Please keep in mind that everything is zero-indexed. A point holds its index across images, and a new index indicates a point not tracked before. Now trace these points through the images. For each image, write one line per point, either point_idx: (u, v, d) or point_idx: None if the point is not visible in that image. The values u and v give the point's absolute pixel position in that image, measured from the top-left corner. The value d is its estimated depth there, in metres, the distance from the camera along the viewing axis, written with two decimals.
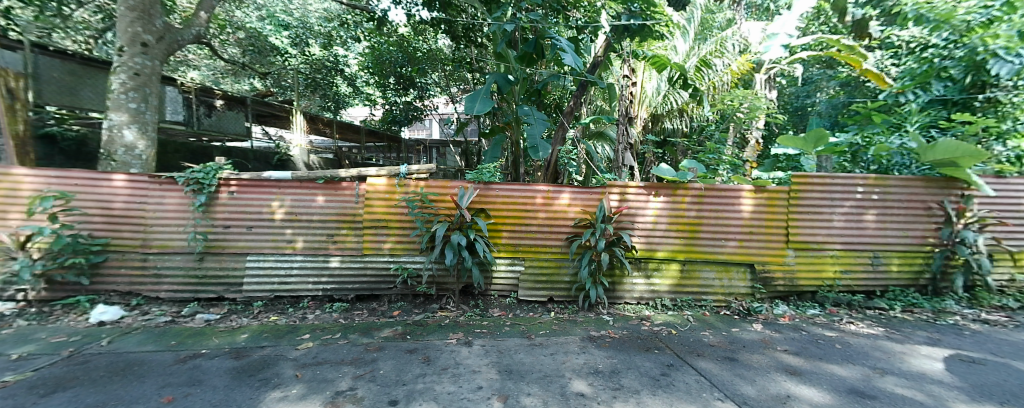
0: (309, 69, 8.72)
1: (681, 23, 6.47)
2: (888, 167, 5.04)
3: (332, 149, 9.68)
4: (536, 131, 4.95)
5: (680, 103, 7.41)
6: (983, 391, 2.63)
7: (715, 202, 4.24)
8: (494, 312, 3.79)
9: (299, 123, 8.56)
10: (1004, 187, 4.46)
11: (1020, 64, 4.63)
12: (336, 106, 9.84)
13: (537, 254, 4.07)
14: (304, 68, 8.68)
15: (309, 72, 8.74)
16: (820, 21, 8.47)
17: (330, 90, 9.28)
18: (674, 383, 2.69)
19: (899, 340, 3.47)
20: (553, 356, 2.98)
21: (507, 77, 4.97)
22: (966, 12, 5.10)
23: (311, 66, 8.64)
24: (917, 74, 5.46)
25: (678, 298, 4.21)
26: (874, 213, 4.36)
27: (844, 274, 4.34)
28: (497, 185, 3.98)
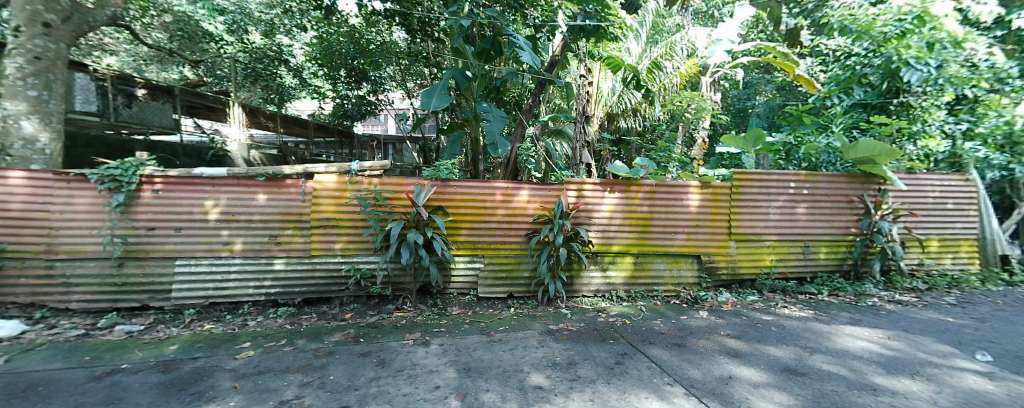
0: (248, 57, 8.22)
1: (634, 26, 6.76)
2: (817, 165, 5.50)
3: (277, 144, 9.09)
4: (495, 128, 4.89)
5: (634, 103, 7.65)
6: (897, 363, 2.92)
7: (665, 197, 4.41)
8: (453, 311, 3.73)
9: (237, 116, 8.03)
10: (914, 182, 4.97)
11: (927, 72, 5.21)
12: (281, 99, 9.34)
13: (496, 251, 4.04)
14: (242, 56, 8.17)
15: (248, 61, 8.25)
16: (759, 29, 9.03)
17: (273, 82, 8.82)
18: (627, 371, 2.77)
19: (827, 321, 3.77)
20: (512, 351, 2.97)
21: (465, 73, 4.86)
22: (883, 24, 5.62)
23: (250, 55, 8.14)
24: (842, 79, 6.02)
25: (632, 290, 4.35)
26: (805, 207, 4.71)
27: (779, 262, 4.67)
28: (455, 182, 3.91)
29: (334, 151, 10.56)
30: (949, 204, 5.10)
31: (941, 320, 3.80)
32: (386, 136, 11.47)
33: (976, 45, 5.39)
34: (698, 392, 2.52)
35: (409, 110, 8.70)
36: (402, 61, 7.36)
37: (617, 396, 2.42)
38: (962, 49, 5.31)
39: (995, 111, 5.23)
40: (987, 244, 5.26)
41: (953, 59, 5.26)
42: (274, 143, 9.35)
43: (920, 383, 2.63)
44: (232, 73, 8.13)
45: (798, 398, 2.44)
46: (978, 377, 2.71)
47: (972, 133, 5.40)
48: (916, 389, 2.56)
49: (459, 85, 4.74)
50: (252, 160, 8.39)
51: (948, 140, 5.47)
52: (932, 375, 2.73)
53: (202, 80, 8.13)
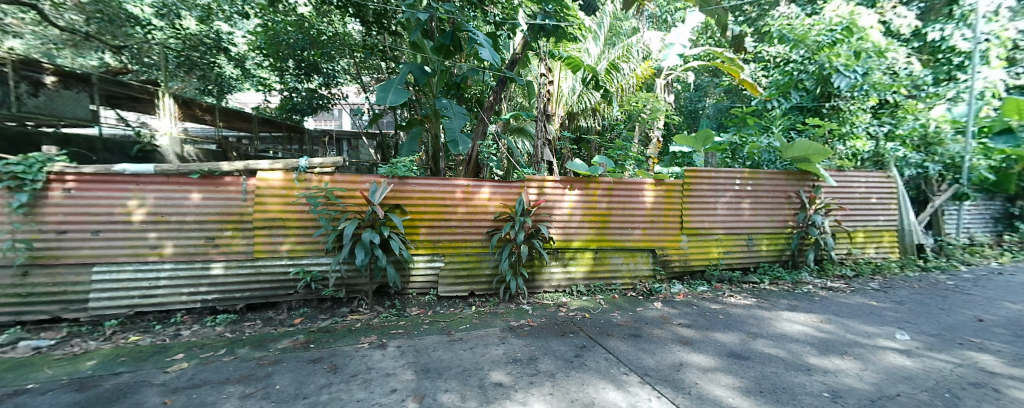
0: (180, 45, 7.56)
1: (592, 27, 6.90)
2: (759, 163, 5.86)
3: (216, 139, 8.48)
4: (456, 124, 4.81)
5: (593, 103, 7.79)
6: (830, 344, 3.15)
7: (623, 194, 4.52)
8: (411, 312, 3.62)
9: (168, 108, 7.43)
10: (844, 179, 5.40)
11: (854, 79, 5.68)
12: (221, 90, 8.71)
13: (457, 249, 3.97)
14: (173, 43, 7.52)
15: (180, 49, 7.60)
16: (708, 35, 9.44)
17: (211, 72, 8.25)
18: (586, 363, 2.81)
19: (768, 308, 4.02)
20: (472, 350, 2.93)
21: (423, 68, 4.67)
22: (817, 34, 6.06)
23: (184, 43, 7.49)
24: (781, 84, 6.47)
25: (591, 284, 4.42)
26: (748, 202, 5.00)
27: (725, 254, 4.93)
28: (413, 179, 3.79)
29: (283, 147, 10.00)
30: (873, 199, 5.58)
31: (866, 304, 4.14)
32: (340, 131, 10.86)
33: (896, 55, 5.94)
34: (652, 379, 2.59)
35: (364, 105, 8.38)
36: (357, 54, 7.06)
37: (576, 388, 2.45)
38: (884, 58, 5.83)
39: (912, 114, 6.00)
40: (904, 234, 5.80)
41: (877, 67, 5.75)
42: (212, 137, 8.73)
43: (848, 361, 2.85)
44: (163, 61, 7.46)
45: (743, 380, 2.58)
46: (897, 354, 2.98)
47: (892, 134, 6.03)
48: (845, 367, 2.77)
49: (417, 80, 4.57)
50: (184, 155, 7.89)
51: (872, 141, 5.97)
52: (859, 354, 2.97)
53: (125, 67, 7.54)
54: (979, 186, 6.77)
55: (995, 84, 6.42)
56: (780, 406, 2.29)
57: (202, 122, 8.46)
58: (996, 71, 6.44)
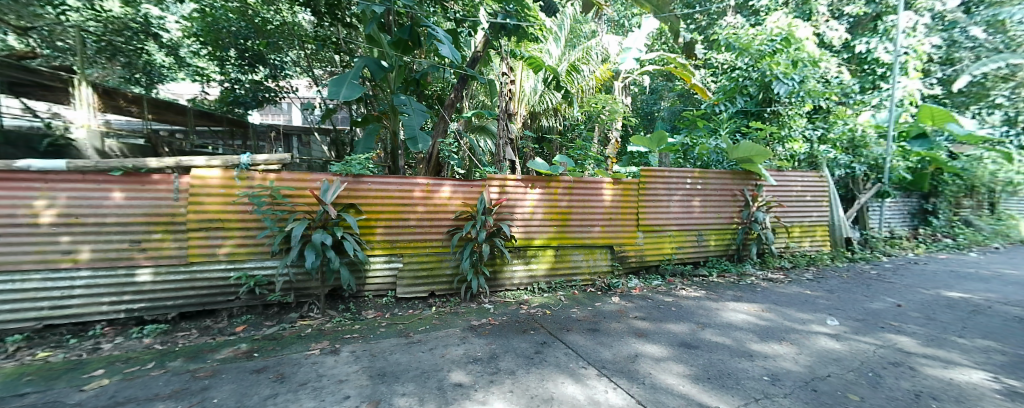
0: (101, 28, 6.42)
1: (553, 29, 6.97)
2: (708, 163, 6.17)
3: (143, 131, 7.59)
4: (415, 121, 4.66)
5: (554, 103, 7.87)
6: (770, 331, 3.35)
7: (582, 192, 4.59)
8: (367, 314, 3.47)
9: (87, 98, 6.37)
10: (783, 178, 5.78)
11: (791, 86, 6.12)
12: (150, 80, 7.66)
13: (416, 249, 3.86)
14: (91, 26, 6.34)
15: (101, 33, 6.45)
16: (662, 41, 9.76)
17: (139, 60, 7.13)
18: (546, 359, 2.82)
19: (716, 299, 4.22)
20: (431, 351, 2.86)
21: (380, 63, 4.42)
22: (759, 44, 6.45)
23: (104, 25, 6.39)
24: (728, 89, 6.86)
25: (552, 281, 4.45)
26: (699, 200, 5.24)
27: (678, 249, 5.14)
28: (369, 177, 3.63)
29: (224, 141, 9.15)
30: (809, 197, 6.01)
31: (802, 293, 4.45)
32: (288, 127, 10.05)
33: (827, 65, 6.45)
34: (609, 372, 2.64)
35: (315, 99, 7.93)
36: (308, 45, 6.67)
37: (535, 384, 2.45)
38: (818, 68, 6.29)
39: (842, 119, 6.52)
40: (835, 228, 6.28)
41: (811, 76, 6.20)
42: (139, 130, 7.86)
43: (786, 347, 3.04)
44: (78, 46, 6.26)
45: (692, 368, 2.69)
46: (829, 338, 3.22)
47: (825, 138, 6.48)
48: (783, 352, 2.95)
49: (373, 74, 4.35)
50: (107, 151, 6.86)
51: (808, 143, 6.41)
52: (796, 339, 3.18)
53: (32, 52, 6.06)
54: (897, 184, 7.46)
55: (911, 93, 7.09)
56: (726, 391, 2.40)
57: (128, 114, 7.44)
58: (913, 81, 7.12)
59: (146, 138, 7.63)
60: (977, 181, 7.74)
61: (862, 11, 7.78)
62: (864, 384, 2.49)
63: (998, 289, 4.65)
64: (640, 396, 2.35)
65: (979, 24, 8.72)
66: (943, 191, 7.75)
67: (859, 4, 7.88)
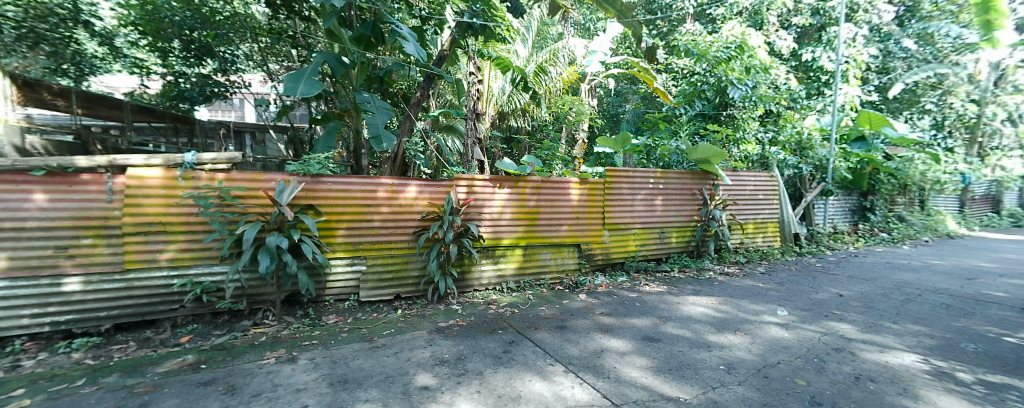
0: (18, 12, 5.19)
1: (520, 30, 6.99)
2: (669, 164, 6.37)
3: (73, 129, 6.68)
4: (379, 120, 4.50)
5: (522, 104, 7.89)
6: (726, 323, 3.49)
7: (550, 192, 4.62)
8: (329, 319, 3.32)
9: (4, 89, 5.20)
10: (738, 178, 6.06)
11: (744, 91, 6.41)
12: (80, 72, 6.39)
13: (381, 251, 3.73)
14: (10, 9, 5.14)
15: (21, 18, 5.23)
16: (626, 45, 10.00)
17: (69, 50, 5.91)
18: (513, 358, 2.81)
19: (677, 293, 4.35)
20: (396, 355, 2.78)
21: (340, 59, 4.24)
22: (715, 50, 6.74)
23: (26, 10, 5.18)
24: (687, 93, 7.11)
25: (521, 280, 4.45)
26: (661, 199, 5.40)
27: (641, 247, 5.28)
28: (329, 177, 3.46)
29: (167, 138, 8.20)
30: (761, 196, 6.33)
31: (756, 286, 4.67)
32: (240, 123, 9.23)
33: (776, 72, 6.83)
34: (576, 368, 2.67)
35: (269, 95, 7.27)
36: (261, 38, 6.17)
37: (503, 383, 2.43)
38: (769, 74, 6.64)
39: (791, 123, 6.91)
40: (784, 225, 6.66)
41: (762, 82, 6.54)
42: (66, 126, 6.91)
43: (740, 337, 3.18)
44: None
45: (654, 361, 2.76)
46: (779, 328, 3.39)
47: (775, 140, 6.86)
48: (738, 342, 3.08)
49: (332, 68, 4.15)
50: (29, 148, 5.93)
51: (760, 145, 6.75)
52: (749, 330, 3.33)
53: None
54: (839, 183, 8.01)
55: (851, 99, 7.59)
56: (686, 382, 2.48)
57: (52, 107, 6.41)
58: (853, 88, 7.66)
59: (76, 136, 6.74)
60: (908, 180, 8.43)
61: (808, 22, 8.28)
62: (810, 369, 2.64)
63: (927, 278, 5.07)
64: (605, 390, 2.38)
65: (909, 36, 9.46)
66: (879, 189, 8.37)
67: (805, 15, 8.38)
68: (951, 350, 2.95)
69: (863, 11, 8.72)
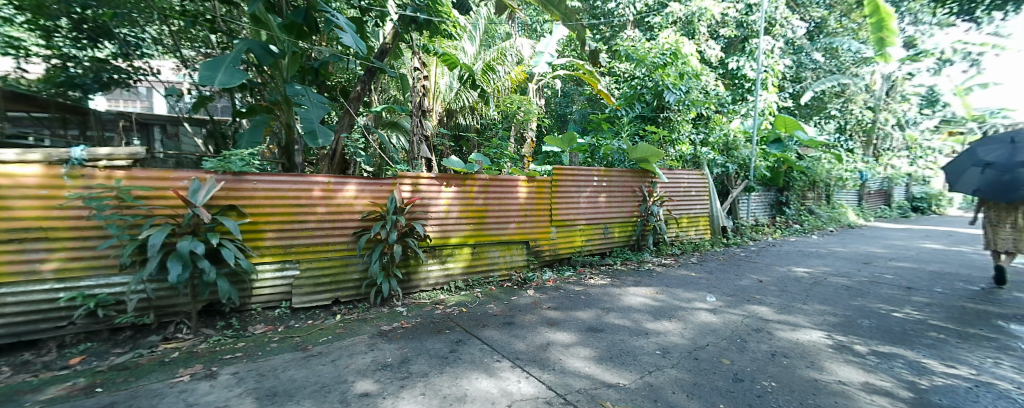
0: None
1: (467, 27, 6.90)
2: (611, 163, 6.63)
3: None
4: (314, 115, 4.15)
5: (471, 101, 7.83)
6: (662, 311, 3.67)
7: (498, 190, 4.61)
8: (255, 329, 3.05)
9: None
10: (673, 176, 6.43)
11: (678, 95, 6.84)
12: None
13: (316, 254, 3.49)
14: None
15: None
16: (571, 48, 10.26)
17: None
18: (460, 357, 2.75)
19: (619, 285, 4.52)
20: (334, 363, 2.62)
21: (267, 47, 3.87)
22: (653, 57, 7.10)
23: None
24: (628, 96, 7.43)
25: (469, 278, 4.38)
26: (604, 197, 5.59)
27: (587, 242, 5.42)
28: (254, 175, 3.17)
29: (52, 130, 6.85)
30: (694, 192, 6.76)
31: (689, 275, 4.98)
32: (145, 116, 7.93)
33: (706, 78, 7.34)
34: (523, 362, 2.67)
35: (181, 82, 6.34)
36: (173, 20, 5.16)
37: (449, 383, 2.38)
38: (700, 81, 7.12)
39: (719, 126, 7.45)
40: (714, 218, 7.16)
41: (694, 88, 7.01)
42: None
43: (675, 323, 3.36)
44: None
45: (597, 350, 2.83)
46: (708, 313, 3.62)
47: (705, 141, 7.35)
48: (672, 328, 3.26)
49: (256, 56, 3.78)
50: None
51: (693, 146, 7.19)
52: (682, 316, 3.53)
53: None
54: (760, 180, 8.76)
55: (770, 105, 8.31)
56: (626, 368, 2.57)
57: None
58: (771, 95, 8.41)
59: None
60: (817, 177, 9.43)
61: (734, 34, 8.98)
62: (734, 349, 2.84)
63: (832, 263, 5.68)
64: (550, 382, 2.40)
65: (818, 50, 10.55)
66: (793, 186, 9.27)
67: (730, 27, 9.08)
68: (851, 325, 3.31)
69: (780, 25, 9.49)
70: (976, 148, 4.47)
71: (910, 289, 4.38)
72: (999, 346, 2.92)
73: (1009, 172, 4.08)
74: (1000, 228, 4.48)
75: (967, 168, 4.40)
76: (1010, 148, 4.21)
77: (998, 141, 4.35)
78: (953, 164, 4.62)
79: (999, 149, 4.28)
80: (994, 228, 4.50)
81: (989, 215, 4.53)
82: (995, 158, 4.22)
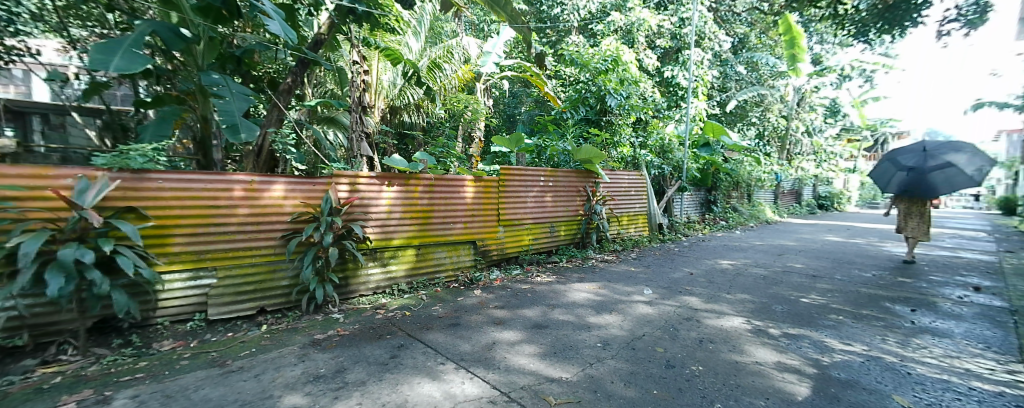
0: None
1: (412, 23, 6.72)
2: (557, 164, 6.76)
3: None
4: (234, 108, 3.77)
5: (416, 99, 7.65)
6: (604, 305, 3.78)
7: (443, 190, 4.50)
8: (162, 346, 2.71)
9: None
10: (616, 176, 6.68)
11: (619, 100, 7.15)
12: None
13: (236, 260, 3.18)
14: None
15: None
16: (518, 50, 10.35)
17: None
18: (401, 362, 2.64)
19: (564, 282, 4.59)
20: (258, 377, 2.40)
21: (177, 30, 3.47)
22: (597, 62, 7.35)
23: None
24: (573, 99, 7.63)
25: (413, 281, 4.24)
26: (551, 196, 5.70)
27: (534, 241, 5.47)
28: (159, 173, 2.83)
29: None
30: (633, 192, 7.06)
31: (629, 270, 5.20)
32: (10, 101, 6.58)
33: (644, 85, 7.72)
34: (467, 363, 2.61)
35: (67, 65, 5.42)
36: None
37: (388, 390, 2.26)
38: (638, 87, 7.49)
39: (656, 130, 7.85)
40: (652, 216, 7.53)
41: (634, 94, 7.35)
42: None
43: (614, 316, 3.47)
44: None
45: (542, 347, 2.84)
46: (645, 305, 3.77)
47: (644, 144, 7.72)
48: (612, 320, 3.36)
49: (164, 39, 3.39)
50: None
51: (633, 148, 7.52)
52: (622, 309, 3.66)
53: None
54: (692, 181, 9.36)
55: (700, 112, 8.89)
56: (568, 362, 2.60)
57: None
58: (701, 102, 9.02)
59: None
60: (740, 178, 10.26)
61: (668, 45, 9.54)
62: (667, 337, 2.98)
63: (752, 256, 6.20)
64: (494, 381, 2.37)
65: (741, 63, 11.49)
66: (720, 186, 10.02)
67: (666, 39, 9.63)
68: (769, 311, 3.61)
69: (709, 39, 10.19)
70: (895, 157, 5.26)
71: (816, 277, 4.89)
72: (886, 324, 3.32)
73: (931, 173, 4.83)
74: (910, 218, 5.46)
75: (895, 175, 5.13)
76: (923, 154, 5.02)
77: (915, 149, 5.15)
78: (881, 172, 5.36)
79: (914, 155, 5.08)
80: (905, 218, 5.48)
81: (902, 208, 5.50)
82: (915, 163, 4.99)
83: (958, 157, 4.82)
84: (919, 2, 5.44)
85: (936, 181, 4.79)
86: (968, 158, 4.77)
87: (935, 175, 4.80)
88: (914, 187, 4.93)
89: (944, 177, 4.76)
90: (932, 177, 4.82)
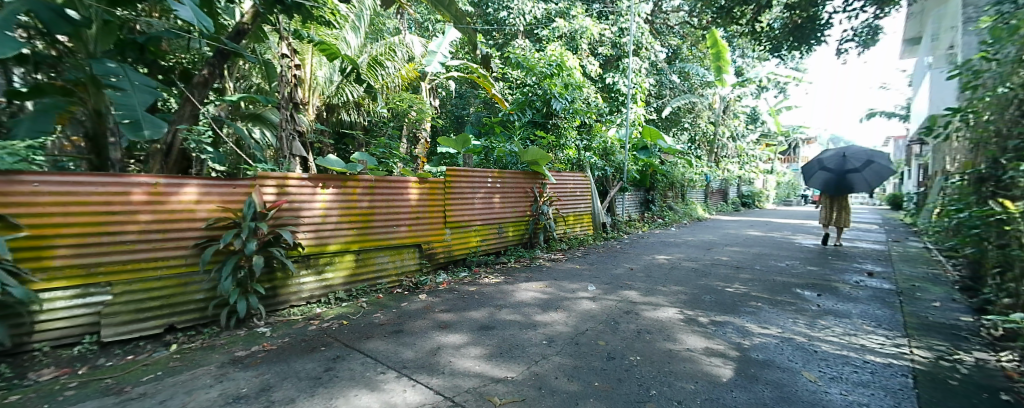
0: None
1: (350, 17, 6.45)
2: (504, 165, 6.79)
3: None
4: (136, 101, 3.35)
5: (355, 97, 7.32)
6: (550, 303, 3.81)
7: (384, 192, 4.31)
8: (43, 375, 2.33)
9: None
10: (561, 177, 6.82)
11: (564, 104, 7.30)
12: None
13: (138, 273, 2.82)
14: None
15: None
16: (465, 51, 10.26)
17: None
18: (337, 375, 2.48)
19: (512, 282, 4.58)
20: (166, 403, 2.14)
21: (59, 9, 3.01)
22: (541, 66, 7.50)
23: None
24: (520, 101, 7.71)
25: (352, 288, 4.01)
26: (498, 197, 5.68)
27: (481, 242, 5.42)
28: (34, 174, 2.43)
29: None
30: (578, 192, 7.23)
31: (574, 267, 5.30)
32: None
33: (587, 90, 7.95)
34: (410, 370, 2.51)
35: None
36: None
37: (320, 406, 2.11)
38: (582, 92, 7.69)
39: (599, 133, 8.08)
40: (597, 215, 7.76)
41: (578, 98, 7.55)
42: None
43: (560, 313, 3.51)
44: None
45: (487, 348, 2.80)
46: (588, 301, 3.86)
47: (588, 147, 7.95)
48: (557, 318, 3.39)
49: (42, 20, 2.93)
50: None
51: (578, 150, 7.72)
52: (567, 306, 3.71)
53: None
54: (632, 181, 9.79)
55: (639, 116, 9.27)
56: (513, 361, 2.58)
57: None
58: (640, 108, 9.47)
59: None
60: (675, 178, 10.92)
61: (610, 53, 9.93)
62: (609, 331, 3.06)
63: (686, 250, 6.61)
64: (438, 387, 2.29)
65: (675, 72, 12.23)
66: (657, 186, 10.57)
67: (607, 47, 10.01)
68: (702, 302, 3.83)
69: (647, 48, 10.75)
70: (823, 165, 5.74)
71: (740, 268, 5.30)
72: (798, 308, 3.65)
73: (864, 171, 5.37)
74: (831, 210, 6.09)
75: (834, 178, 5.53)
76: (845, 158, 5.61)
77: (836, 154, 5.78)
78: (816, 180, 5.72)
79: (836, 158, 5.69)
80: (829, 211, 6.06)
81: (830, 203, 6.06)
82: (844, 165, 5.53)
83: (871, 157, 5.55)
84: (821, 23, 6.11)
85: (871, 177, 5.33)
86: (879, 158, 5.51)
87: (866, 172, 5.36)
88: (854, 185, 5.40)
89: (874, 172, 5.35)
90: (860, 174, 5.38)
